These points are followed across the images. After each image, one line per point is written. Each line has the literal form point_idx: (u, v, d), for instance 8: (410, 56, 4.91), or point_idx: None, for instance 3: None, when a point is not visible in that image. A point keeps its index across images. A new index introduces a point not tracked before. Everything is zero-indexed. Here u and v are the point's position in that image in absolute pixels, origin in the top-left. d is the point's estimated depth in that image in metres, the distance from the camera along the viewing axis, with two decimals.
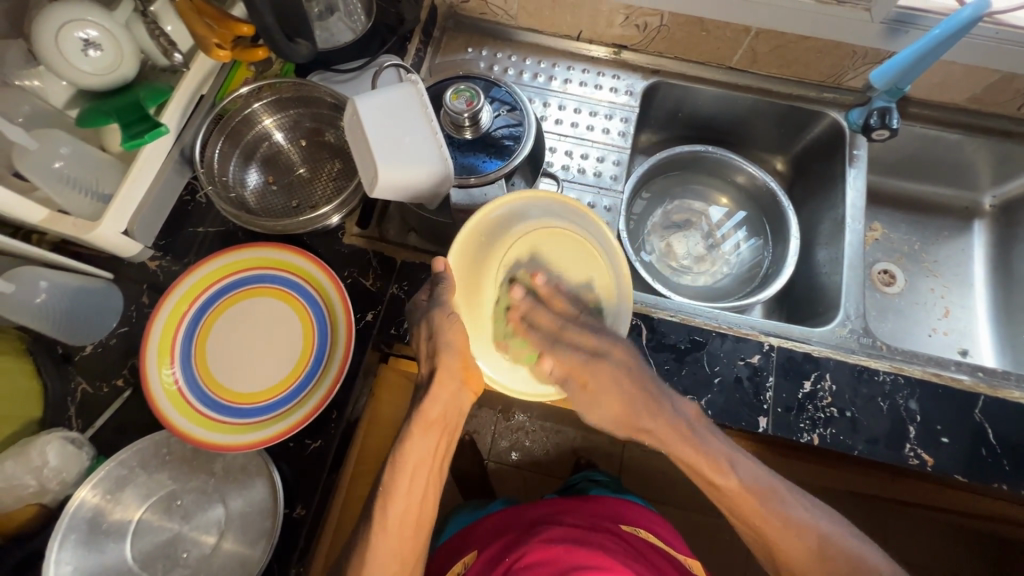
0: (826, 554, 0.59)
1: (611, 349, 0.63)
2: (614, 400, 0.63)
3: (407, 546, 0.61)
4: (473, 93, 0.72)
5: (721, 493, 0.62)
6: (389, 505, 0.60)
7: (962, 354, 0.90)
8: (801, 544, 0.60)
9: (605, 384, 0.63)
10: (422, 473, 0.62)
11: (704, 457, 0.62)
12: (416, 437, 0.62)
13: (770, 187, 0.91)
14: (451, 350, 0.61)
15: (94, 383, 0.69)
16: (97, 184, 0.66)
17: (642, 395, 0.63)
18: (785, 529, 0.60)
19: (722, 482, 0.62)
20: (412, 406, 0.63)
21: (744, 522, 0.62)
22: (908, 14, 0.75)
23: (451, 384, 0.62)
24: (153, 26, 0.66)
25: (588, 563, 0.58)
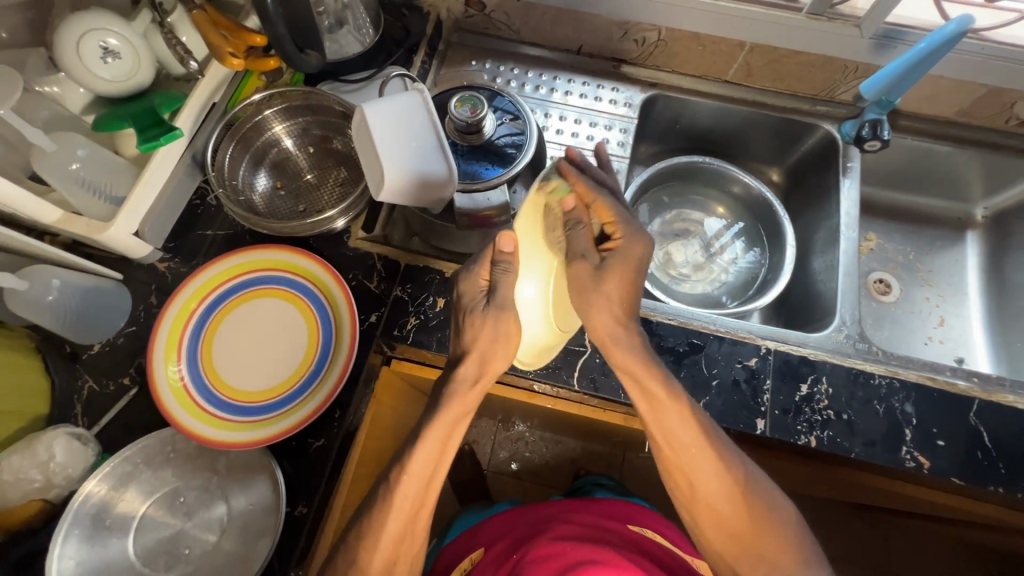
0: (748, 497, 0.61)
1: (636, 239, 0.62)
2: (619, 271, 0.61)
3: (416, 525, 0.62)
4: (477, 101, 0.74)
5: (661, 408, 0.61)
6: (410, 485, 0.60)
7: (958, 362, 0.91)
8: (729, 481, 0.61)
9: (618, 275, 0.61)
10: (448, 454, 0.63)
11: (667, 384, 0.61)
12: (452, 415, 0.62)
13: (765, 197, 0.93)
14: (501, 337, 0.61)
15: (100, 381, 0.70)
16: (110, 187, 0.68)
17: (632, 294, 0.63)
18: (719, 468, 0.61)
19: (671, 415, 0.61)
20: (447, 385, 0.63)
21: (672, 442, 0.61)
22: (896, 31, 0.77)
23: (494, 364, 0.62)
24: (171, 36, 0.69)
25: (596, 559, 0.59)
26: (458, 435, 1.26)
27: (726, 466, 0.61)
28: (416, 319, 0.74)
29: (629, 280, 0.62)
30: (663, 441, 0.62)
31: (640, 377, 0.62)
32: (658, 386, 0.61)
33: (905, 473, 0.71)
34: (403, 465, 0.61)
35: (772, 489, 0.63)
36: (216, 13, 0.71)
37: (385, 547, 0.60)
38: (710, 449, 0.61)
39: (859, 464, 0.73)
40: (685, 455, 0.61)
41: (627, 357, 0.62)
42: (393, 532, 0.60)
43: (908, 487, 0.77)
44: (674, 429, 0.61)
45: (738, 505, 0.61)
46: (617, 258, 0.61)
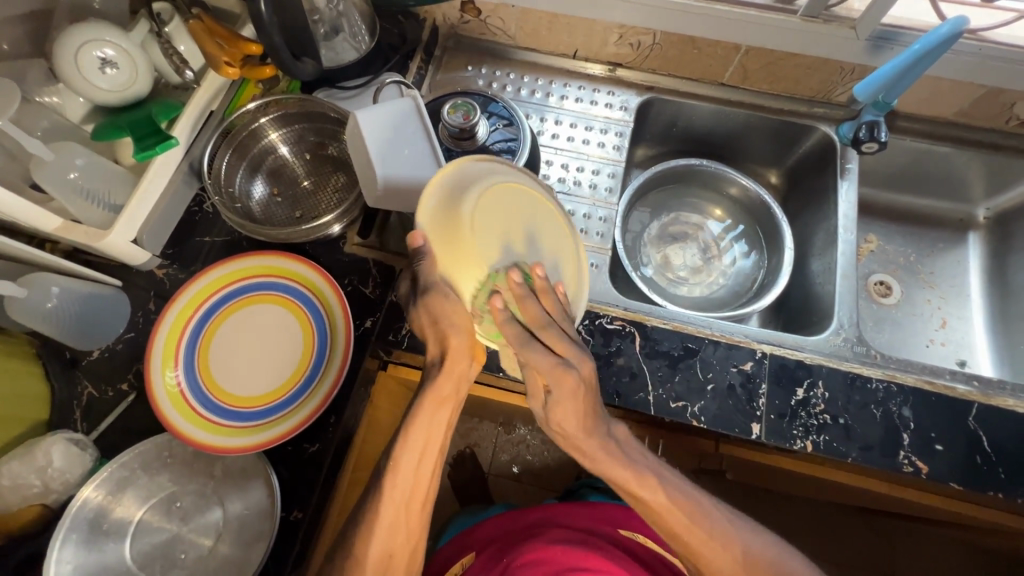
0: (751, 568, 0.61)
1: (581, 364, 0.57)
2: (563, 405, 0.58)
3: (413, 519, 0.62)
4: (470, 108, 0.75)
5: (643, 505, 0.62)
6: (398, 479, 0.61)
7: (960, 365, 0.90)
8: (730, 559, 0.61)
9: (570, 397, 0.57)
10: (432, 449, 0.62)
11: (644, 489, 0.61)
12: (427, 415, 0.62)
13: (764, 200, 0.93)
14: (457, 331, 0.58)
15: (99, 387, 0.71)
16: (108, 195, 0.69)
17: (591, 399, 0.59)
18: (712, 543, 0.61)
19: (644, 494, 0.61)
20: (424, 382, 0.62)
21: (662, 530, 0.62)
22: (890, 32, 0.77)
23: (462, 362, 0.61)
24: (168, 46, 0.70)
25: (583, 566, 0.61)
26: (459, 438, 1.26)
27: (706, 532, 0.61)
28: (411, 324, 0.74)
29: (579, 404, 0.58)
30: (661, 533, 0.63)
31: (618, 478, 0.61)
32: (628, 474, 0.61)
33: (903, 478, 0.70)
34: (390, 457, 0.62)
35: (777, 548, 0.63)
36: (213, 23, 0.72)
37: (377, 541, 0.61)
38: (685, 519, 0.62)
39: (856, 468, 0.73)
40: (678, 542, 0.62)
41: (593, 454, 0.61)
42: (385, 525, 0.61)
43: (908, 491, 0.76)
44: (649, 498, 0.62)
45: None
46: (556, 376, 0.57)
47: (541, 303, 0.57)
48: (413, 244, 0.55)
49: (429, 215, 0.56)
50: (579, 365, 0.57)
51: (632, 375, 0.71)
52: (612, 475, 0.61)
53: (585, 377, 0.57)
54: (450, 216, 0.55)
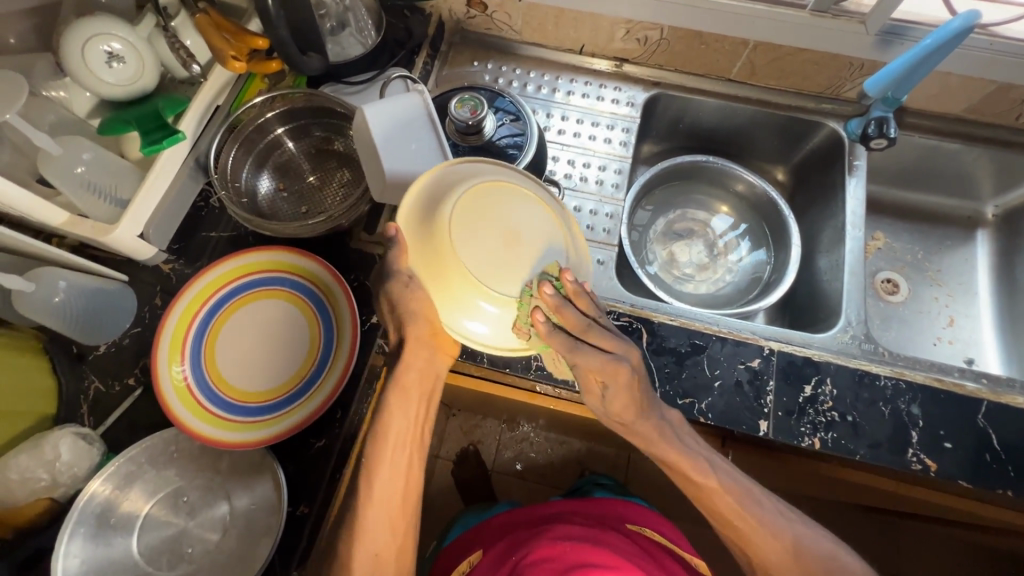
0: (799, 555, 0.63)
1: (626, 354, 0.57)
2: (623, 395, 0.58)
3: (398, 514, 0.64)
4: (477, 103, 0.74)
5: (694, 486, 0.65)
6: (381, 480, 0.63)
7: (968, 363, 0.89)
8: (778, 546, 0.63)
9: (623, 394, 0.58)
10: (404, 443, 0.64)
11: (689, 467, 0.63)
12: (397, 407, 0.63)
13: (770, 196, 0.92)
14: (416, 321, 0.58)
15: (106, 382, 0.71)
16: (115, 189, 0.69)
17: (644, 386, 0.59)
18: (766, 533, 0.63)
19: (699, 479, 0.64)
20: (388, 374, 0.63)
21: (714, 514, 0.65)
22: (899, 27, 0.77)
23: (423, 352, 0.62)
24: (174, 39, 0.69)
25: (597, 562, 0.60)
26: (463, 435, 1.26)
27: (757, 520, 0.64)
28: None
29: (631, 395, 0.58)
30: (715, 518, 0.65)
31: (663, 454, 0.64)
32: (673, 454, 0.63)
33: (911, 476, 0.70)
34: (369, 458, 0.63)
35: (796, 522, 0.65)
36: (219, 17, 0.72)
37: (365, 538, 0.62)
38: (739, 510, 0.64)
39: (865, 466, 0.72)
40: (721, 520, 0.65)
41: (647, 436, 0.63)
42: (371, 522, 0.62)
43: (915, 489, 0.76)
44: (697, 482, 0.64)
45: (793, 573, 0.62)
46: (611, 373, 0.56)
47: (577, 304, 0.53)
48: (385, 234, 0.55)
49: (408, 221, 0.54)
50: (625, 356, 0.57)
51: None
52: (656, 452, 0.64)
53: (635, 368, 0.57)
54: (432, 222, 0.51)
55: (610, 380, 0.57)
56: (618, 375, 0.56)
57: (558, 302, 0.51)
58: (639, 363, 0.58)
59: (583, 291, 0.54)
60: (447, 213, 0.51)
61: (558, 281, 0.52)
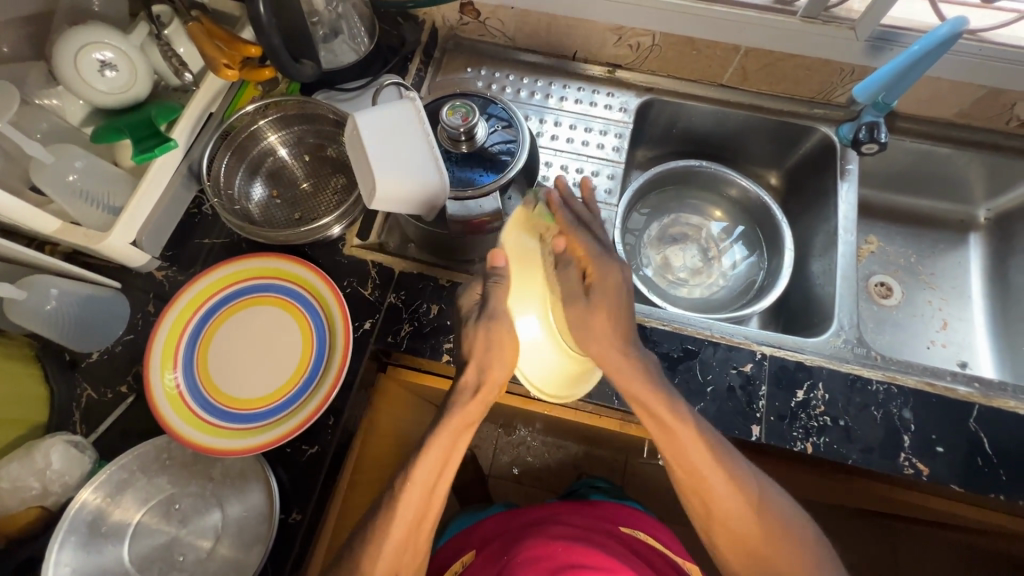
0: (764, 514, 0.62)
1: (620, 266, 0.65)
2: (605, 306, 0.62)
3: (419, 534, 0.63)
4: (469, 110, 0.75)
5: (673, 438, 0.62)
6: (412, 498, 0.62)
7: (961, 367, 0.90)
8: (742, 500, 0.62)
9: (601, 318, 0.62)
10: (447, 470, 0.64)
11: (684, 429, 0.62)
12: (449, 435, 0.64)
13: (763, 200, 0.92)
14: (503, 363, 0.63)
15: (98, 390, 0.71)
16: (108, 197, 0.69)
17: (625, 318, 0.64)
18: (742, 499, 0.62)
19: (687, 441, 0.62)
20: (450, 404, 0.65)
21: (683, 465, 0.62)
22: (889, 33, 0.77)
23: (487, 394, 0.65)
24: (167, 48, 0.70)
25: (586, 563, 0.59)
26: None
27: (728, 471, 0.61)
28: (410, 326, 0.74)
29: (615, 315, 0.63)
30: (678, 468, 0.63)
31: (656, 409, 0.62)
32: (667, 416, 0.62)
33: (904, 481, 0.70)
34: (406, 475, 0.63)
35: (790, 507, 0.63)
36: (211, 25, 0.72)
37: (387, 558, 0.61)
38: (727, 477, 0.61)
39: (857, 470, 0.72)
40: (692, 473, 0.62)
41: (627, 375, 0.63)
42: (396, 542, 0.61)
43: (909, 493, 0.76)
44: (688, 450, 0.62)
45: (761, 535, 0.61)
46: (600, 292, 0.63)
47: (580, 216, 0.67)
48: (495, 263, 0.63)
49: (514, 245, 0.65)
50: (616, 270, 0.64)
51: None
52: (659, 413, 0.62)
53: (629, 322, 0.64)
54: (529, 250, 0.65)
55: (599, 284, 0.63)
56: (611, 279, 0.63)
57: (564, 201, 0.67)
58: (624, 283, 0.64)
59: (587, 217, 0.68)
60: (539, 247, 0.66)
61: (548, 195, 0.67)
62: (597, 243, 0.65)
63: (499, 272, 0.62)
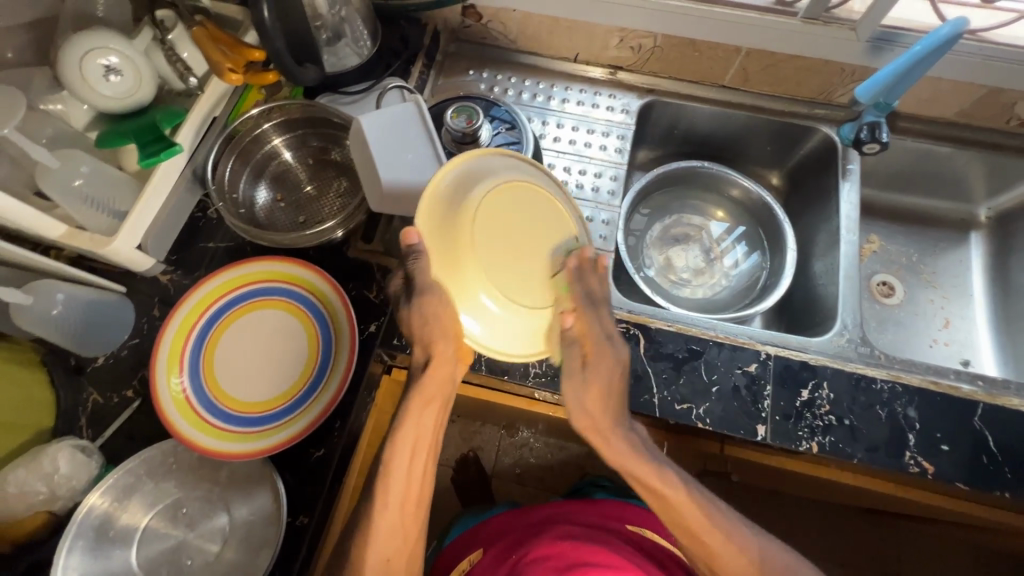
0: (767, 567, 0.61)
1: (619, 348, 0.63)
2: (597, 386, 0.62)
3: (408, 520, 0.63)
4: (473, 112, 0.75)
5: (663, 502, 0.63)
6: (391, 484, 0.62)
7: (964, 365, 0.90)
8: (746, 562, 0.61)
9: (602, 369, 0.62)
10: (422, 452, 0.63)
11: (659, 479, 0.62)
12: (417, 417, 0.63)
13: (765, 201, 0.93)
14: (444, 338, 0.61)
15: (104, 394, 0.71)
16: (113, 202, 0.69)
17: (617, 395, 0.63)
18: (729, 543, 0.62)
19: (666, 488, 0.62)
20: (411, 385, 0.64)
21: (677, 527, 0.63)
22: (891, 34, 0.77)
23: (448, 368, 0.63)
24: (172, 53, 0.71)
25: (596, 561, 0.61)
26: (462, 441, 1.26)
27: (720, 528, 0.62)
28: None
29: (611, 390, 0.63)
30: (680, 534, 0.63)
31: (630, 468, 0.63)
32: (643, 467, 0.63)
33: (909, 479, 0.70)
34: (382, 460, 0.63)
35: (788, 556, 0.63)
36: (216, 30, 0.72)
37: (376, 545, 0.61)
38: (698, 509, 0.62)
39: (862, 469, 0.73)
40: (695, 541, 0.62)
41: (620, 452, 0.63)
42: (383, 528, 0.61)
43: (913, 492, 0.76)
44: (665, 488, 0.62)
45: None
46: (595, 368, 0.62)
47: (595, 287, 0.61)
48: (407, 243, 0.54)
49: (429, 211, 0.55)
50: (617, 349, 0.63)
51: (637, 378, 0.71)
52: (625, 467, 0.63)
53: (610, 382, 0.62)
54: (456, 212, 0.55)
55: (594, 362, 0.61)
56: (608, 360, 0.62)
57: (591, 264, 0.60)
58: (623, 363, 0.64)
59: (601, 290, 0.61)
60: (472, 200, 0.56)
61: (577, 252, 0.60)
62: (602, 325, 0.62)
63: (416, 251, 0.55)
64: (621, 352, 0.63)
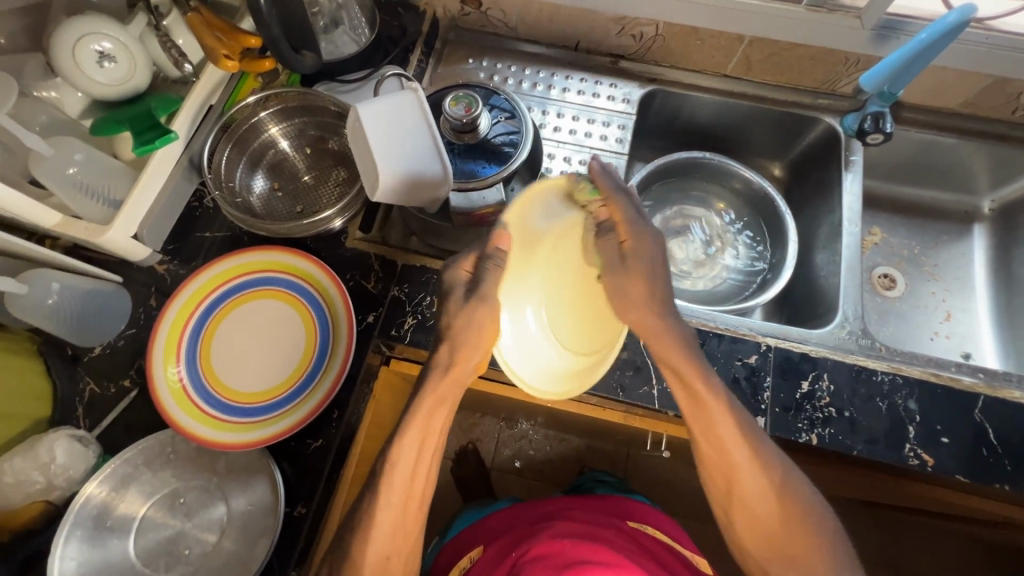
0: (784, 500, 0.61)
1: (652, 236, 0.62)
2: (638, 271, 0.61)
3: (409, 517, 0.62)
4: (472, 100, 0.74)
5: (697, 402, 0.62)
6: (393, 480, 0.61)
7: (965, 358, 0.89)
8: (764, 483, 0.61)
9: (639, 295, 0.62)
10: (435, 432, 0.63)
11: (700, 381, 0.62)
12: (424, 419, 0.63)
13: (768, 192, 0.92)
14: (472, 345, 0.61)
15: (101, 384, 0.71)
16: (109, 190, 0.68)
17: (661, 281, 0.63)
18: (756, 464, 0.61)
19: (702, 393, 0.62)
20: (421, 382, 0.63)
21: (706, 435, 0.62)
22: (895, 21, 0.77)
23: (467, 365, 0.62)
24: (166, 39, 0.69)
25: (593, 558, 0.59)
26: (461, 433, 1.26)
27: (750, 442, 0.61)
28: (413, 319, 0.73)
29: (649, 282, 0.62)
30: (706, 442, 0.63)
31: (674, 363, 0.63)
32: (687, 365, 0.62)
33: (910, 472, 0.70)
34: (387, 458, 0.62)
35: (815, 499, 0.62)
36: (212, 16, 0.71)
37: (378, 536, 0.60)
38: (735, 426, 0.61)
39: (864, 462, 0.72)
40: (716, 447, 0.62)
41: (665, 345, 0.63)
42: (386, 522, 0.61)
43: (914, 484, 0.76)
44: (709, 401, 0.62)
45: (779, 522, 0.61)
46: (633, 258, 0.62)
47: (613, 180, 0.63)
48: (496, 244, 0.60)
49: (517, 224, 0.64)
50: (651, 238, 0.62)
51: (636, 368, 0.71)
52: (670, 360, 0.63)
53: (644, 257, 0.61)
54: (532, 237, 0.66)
55: (632, 252, 0.62)
56: (641, 270, 0.61)
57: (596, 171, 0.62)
58: (659, 266, 0.62)
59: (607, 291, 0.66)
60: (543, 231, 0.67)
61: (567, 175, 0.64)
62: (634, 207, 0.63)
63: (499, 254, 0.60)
64: (657, 230, 0.63)
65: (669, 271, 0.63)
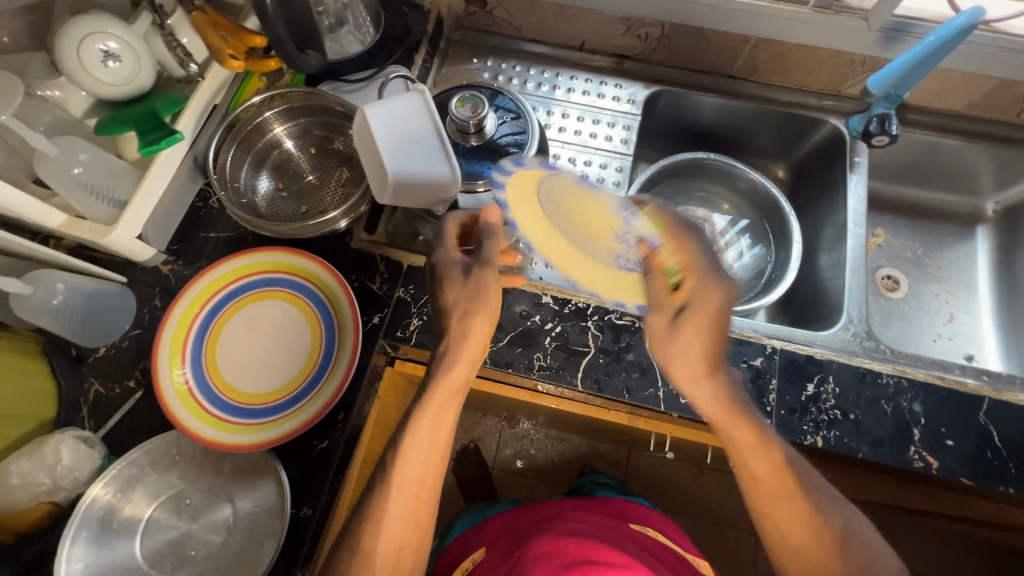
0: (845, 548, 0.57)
1: (708, 292, 0.58)
2: (695, 324, 0.59)
3: (419, 508, 0.61)
4: (478, 101, 0.74)
5: (746, 462, 0.60)
6: (406, 470, 0.60)
7: (968, 359, 0.90)
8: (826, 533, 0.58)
9: (694, 328, 0.59)
10: (438, 445, 0.62)
11: (756, 448, 0.59)
12: (436, 408, 0.61)
13: (773, 194, 0.92)
14: (483, 317, 0.63)
15: (106, 385, 0.71)
16: (113, 190, 0.68)
17: (718, 339, 0.60)
18: (812, 517, 0.58)
19: (755, 455, 0.59)
20: (434, 370, 0.62)
21: (756, 491, 0.60)
22: (904, 23, 0.76)
23: (472, 347, 0.63)
24: (171, 39, 0.69)
25: (600, 559, 0.59)
26: (463, 432, 1.26)
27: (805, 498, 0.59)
28: (418, 320, 0.73)
29: (704, 336, 0.59)
30: (763, 501, 0.60)
31: (729, 428, 0.60)
32: (742, 432, 0.60)
33: (914, 474, 0.70)
34: (398, 448, 0.60)
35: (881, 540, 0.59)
36: (217, 14, 0.71)
37: (387, 536, 0.59)
38: (750, 427, 0.60)
39: (868, 464, 0.73)
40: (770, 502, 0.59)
41: (705, 399, 0.61)
42: (397, 515, 0.60)
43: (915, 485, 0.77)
44: (757, 456, 0.59)
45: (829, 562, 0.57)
46: (689, 313, 0.59)
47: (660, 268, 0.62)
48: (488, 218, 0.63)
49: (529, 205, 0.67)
50: (709, 292, 0.58)
51: (642, 371, 0.72)
52: (727, 428, 0.60)
53: (699, 316, 0.59)
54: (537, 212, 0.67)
55: (693, 300, 0.59)
56: (706, 308, 0.58)
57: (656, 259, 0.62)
58: (720, 307, 0.58)
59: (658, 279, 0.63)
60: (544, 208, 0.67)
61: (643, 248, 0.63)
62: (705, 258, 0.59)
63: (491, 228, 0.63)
64: (729, 282, 0.58)
65: (725, 314, 0.59)
